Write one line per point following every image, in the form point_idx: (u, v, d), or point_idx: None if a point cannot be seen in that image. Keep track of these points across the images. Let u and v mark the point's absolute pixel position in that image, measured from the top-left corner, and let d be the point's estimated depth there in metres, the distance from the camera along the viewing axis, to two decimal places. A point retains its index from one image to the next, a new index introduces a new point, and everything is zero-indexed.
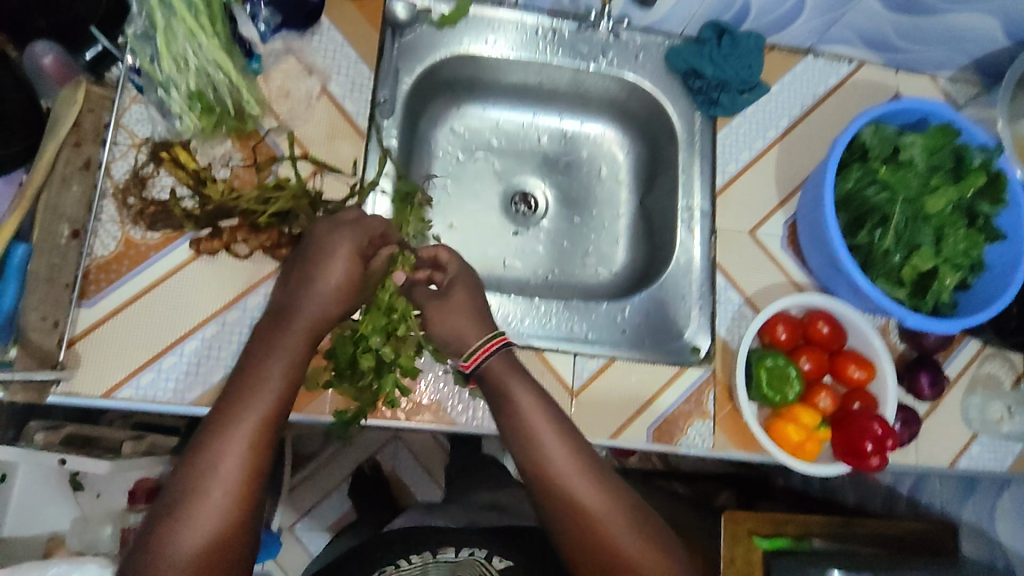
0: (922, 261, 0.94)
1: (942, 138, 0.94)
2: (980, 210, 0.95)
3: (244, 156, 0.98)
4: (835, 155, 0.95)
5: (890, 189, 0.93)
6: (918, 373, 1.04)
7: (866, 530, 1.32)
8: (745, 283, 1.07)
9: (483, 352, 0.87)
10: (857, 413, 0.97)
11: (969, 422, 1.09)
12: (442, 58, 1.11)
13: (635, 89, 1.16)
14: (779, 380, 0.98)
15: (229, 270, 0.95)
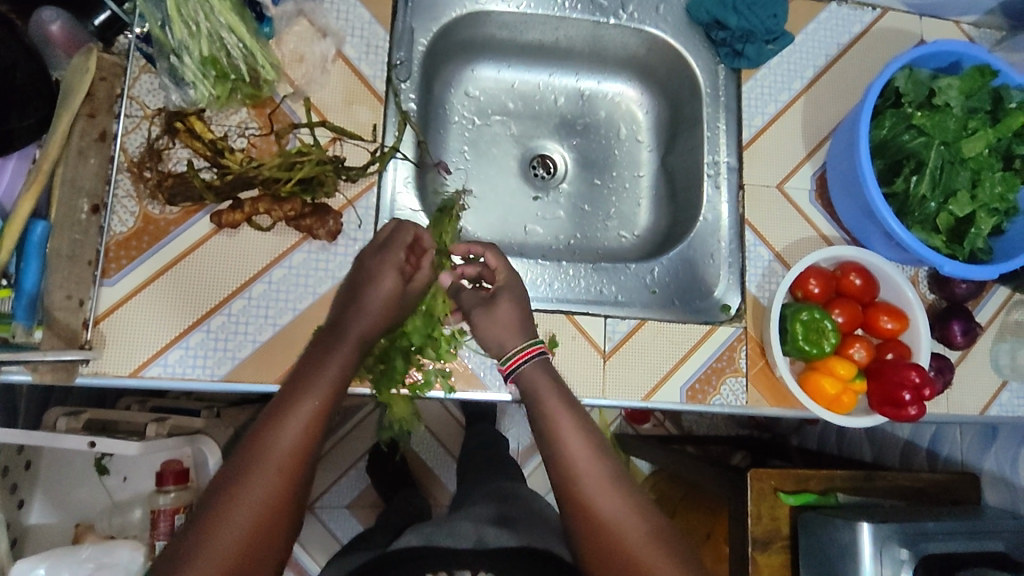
0: (959, 205, 0.93)
1: (978, 80, 0.94)
2: (1017, 152, 0.94)
3: (260, 125, 0.95)
4: (869, 100, 0.94)
5: (927, 134, 0.93)
6: (951, 321, 1.03)
7: (889, 482, 1.33)
8: (775, 239, 1.06)
9: (521, 357, 0.89)
10: (892, 363, 0.96)
11: (999, 369, 1.08)
12: (458, 16, 1.07)
13: (656, 43, 1.13)
14: (815, 334, 0.97)
15: (252, 243, 0.92)
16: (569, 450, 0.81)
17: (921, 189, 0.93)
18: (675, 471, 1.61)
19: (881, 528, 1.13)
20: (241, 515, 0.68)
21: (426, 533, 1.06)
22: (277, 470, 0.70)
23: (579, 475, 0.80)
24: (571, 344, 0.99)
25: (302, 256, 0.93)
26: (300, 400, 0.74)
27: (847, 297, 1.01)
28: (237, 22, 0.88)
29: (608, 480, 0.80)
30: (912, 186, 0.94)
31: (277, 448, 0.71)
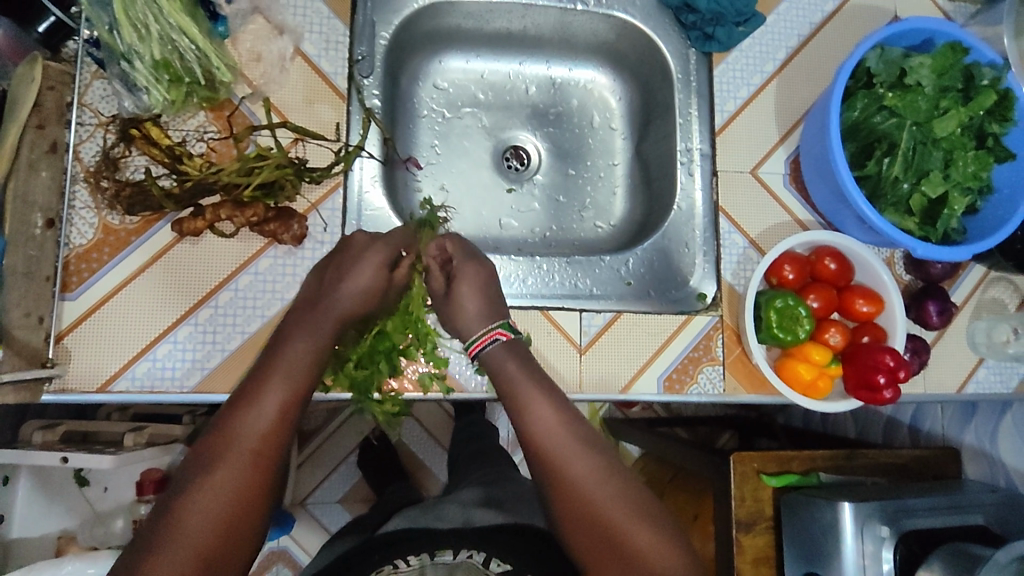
0: (932, 186, 0.92)
1: (950, 57, 0.92)
2: (989, 131, 0.93)
3: (220, 129, 0.93)
4: (840, 82, 0.92)
5: (899, 115, 0.92)
6: (927, 302, 1.03)
7: (870, 459, 1.34)
8: (749, 225, 1.05)
9: (483, 342, 0.85)
10: (867, 347, 0.96)
11: (975, 347, 1.08)
12: (420, 7, 1.04)
13: (626, 28, 1.10)
14: (790, 320, 0.96)
15: (216, 250, 0.90)
16: (542, 432, 0.79)
17: (893, 171, 0.92)
18: (662, 455, 1.62)
19: (862, 508, 1.14)
20: (205, 514, 0.66)
21: (412, 516, 1.07)
22: (243, 467, 0.68)
23: (554, 454, 0.78)
24: (546, 340, 0.98)
25: (269, 262, 0.91)
26: (263, 395, 0.72)
27: (822, 282, 1.01)
28: (187, 22, 0.85)
29: (587, 459, 0.78)
30: (885, 168, 0.93)
31: (241, 444, 0.69)
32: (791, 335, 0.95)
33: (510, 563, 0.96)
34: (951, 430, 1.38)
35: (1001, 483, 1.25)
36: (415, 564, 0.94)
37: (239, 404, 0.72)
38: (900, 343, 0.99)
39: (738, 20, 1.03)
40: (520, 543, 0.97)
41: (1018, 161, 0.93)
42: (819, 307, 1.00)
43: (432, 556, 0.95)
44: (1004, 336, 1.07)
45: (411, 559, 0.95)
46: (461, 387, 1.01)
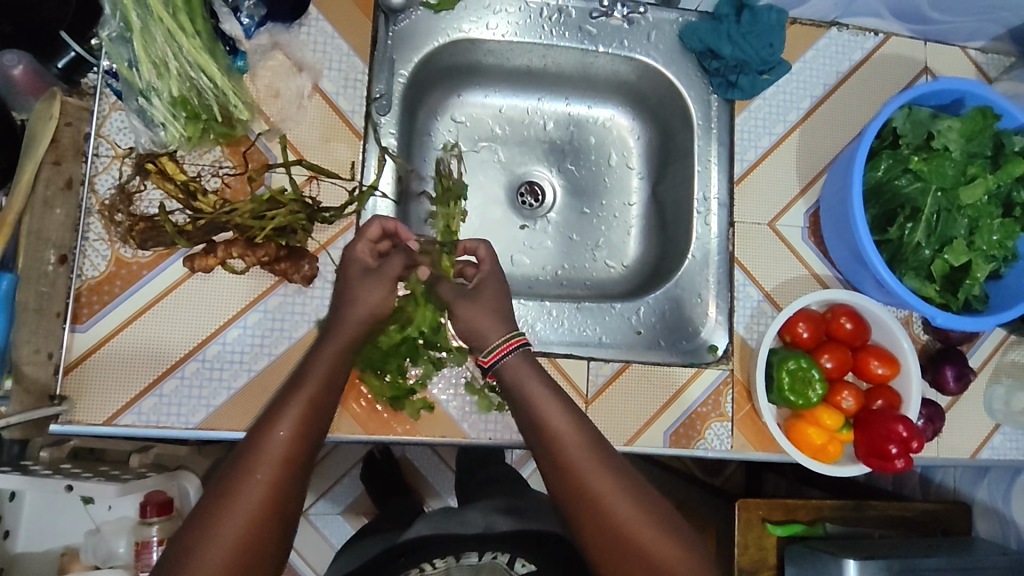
0: (956, 253, 0.90)
1: (980, 122, 0.89)
2: (1017, 199, 0.91)
3: (235, 164, 0.93)
4: (865, 142, 0.90)
5: (924, 179, 0.89)
6: (944, 365, 1.00)
7: (879, 512, 1.31)
8: (765, 279, 1.03)
9: (502, 351, 0.82)
10: (880, 413, 0.94)
11: (992, 413, 1.05)
12: (441, 45, 1.03)
13: (648, 71, 1.09)
14: (801, 383, 0.94)
15: (227, 287, 0.90)
16: (569, 441, 0.77)
17: (917, 235, 0.90)
18: (666, 488, 1.60)
19: (868, 565, 1.12)
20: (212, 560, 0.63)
21: (442, 523, 1.07)
22: (252, 507, 0.65)
23: (581, 467, 0.75)
24: None
25: (277, 300, 0.91)
26: (276, 423, 0.69)
27: (836, 342, 0.99)
28: (206, 61, 0.86)
29: (613, 472, 0.76)
30: (908, 231, 0.91)
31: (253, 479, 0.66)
32: (802, 397, 0.94)
33: (533, 564, 0.92)
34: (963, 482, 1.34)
35: (1012, 544, 1.22)
36: (441, 567, 0.92)
37: (255, 432, 0.69)
38: (914, 410, 0.96)
39: (763, 64, 1.01)
40: (541, 546, 0.96)
41: None
42: (832, 367, 0.98)
43: (456, 560, 0.93)
44: (1022, 405, 1.04)
45: (437, 562, 0.93)
46: (463, 434, 0.95)
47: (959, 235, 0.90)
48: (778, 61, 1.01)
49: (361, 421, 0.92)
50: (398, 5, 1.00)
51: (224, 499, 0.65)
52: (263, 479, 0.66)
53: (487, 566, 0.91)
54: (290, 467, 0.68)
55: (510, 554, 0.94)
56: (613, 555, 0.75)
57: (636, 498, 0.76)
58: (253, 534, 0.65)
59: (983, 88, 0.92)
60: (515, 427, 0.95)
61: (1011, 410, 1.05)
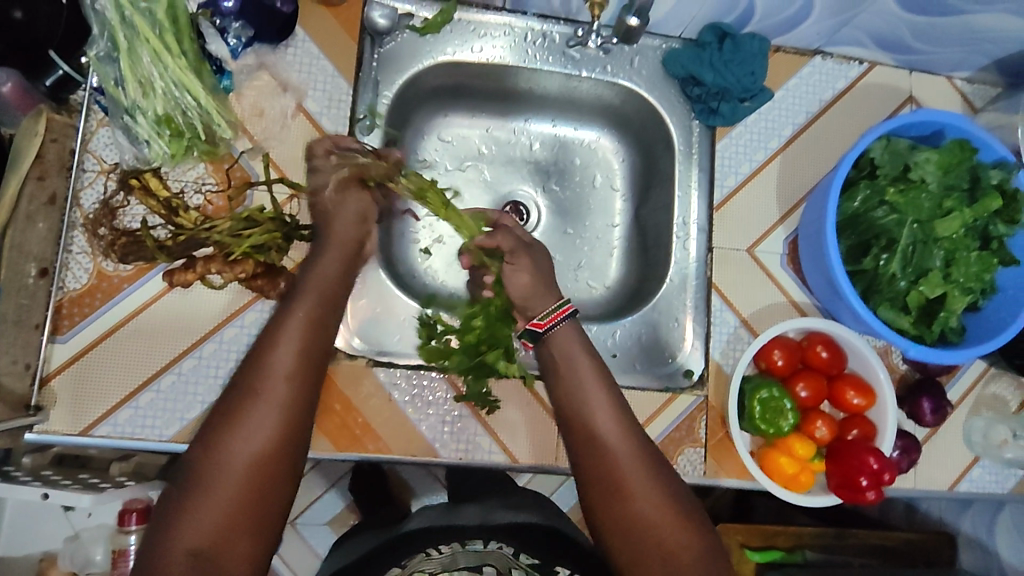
0: (932, 286, 0.89)
1: (958, 154, 0.89)
2: (995, 233, 0.90)
3: (218, 181, 0.94)
4: (841, 172, 0.90)
5: (900, 211, 0.89)
6: (921, 397, 1.00)
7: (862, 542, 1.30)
8: (742, 304, 1.03)
9: (555, 317, 0.88)
10: (853, 445, 0.94)
11: (971, 445, 1.04)
12: (425, 67, 1.05)
13: (631, 96, 1.10)
14: (773, 412, 0.94)
15: (205, 302, 0.92)
16: (594, 408, 0.82)
17: (892, 266, 0.89)
18: None
19: None
20: (225, 492, 0.67)
21: (434, 516, 1.05)
22: (255, 445, 0.69)
23: (602, 434, 0.80)
24: (524, 410, 0.98)
25: (254, 315, 0.92)
26: (269, 377, 0.72)
27: (810, 371, 0.99)
28: (189, 79, 0.88)
29: (629, 442, 0.80)
30: (884, 262, 0.90)
31: (259, 414, 0.70)
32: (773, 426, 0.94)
33: (537, 557, 0.91)
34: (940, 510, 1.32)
35: None
36: (446, 552, 0.89)
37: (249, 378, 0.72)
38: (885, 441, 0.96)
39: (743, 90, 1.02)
40: (541, 542, 0.95)
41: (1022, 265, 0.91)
42: (806, 396, 0.98)
43: (460, 546, 0.91)
44: (1000, 438, 1.03)
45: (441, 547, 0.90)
46: (434, 453, 0.95)
47: (935, 267, 0.90)
48: (760, 87, 1.02)
49: (332, 438, 0.93)
50: (384, 27, 1.00)
51: (231, 427, 0.69)
52: (267, 415, 0.70)
53: (492, 554, 0.89)
54: (293, 407, 0.71)
55: (514, 546, 0.92)
56: (624, 525, 0.76)
57: (647, 472, 0.78)
58: (262, 465, 0.69)
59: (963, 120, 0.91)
60: (487, 448, 0.96)
61: (988, 443, 1.04)
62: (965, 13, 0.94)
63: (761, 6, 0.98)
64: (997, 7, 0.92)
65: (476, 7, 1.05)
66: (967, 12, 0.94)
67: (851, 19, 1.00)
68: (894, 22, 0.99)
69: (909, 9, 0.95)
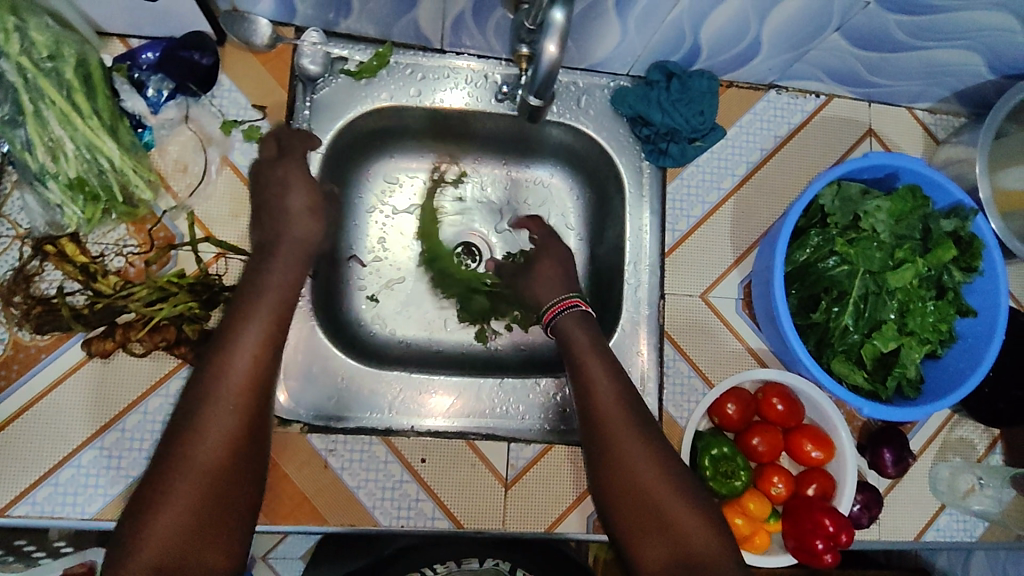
0: (887, 339, 0.86)
1: (910, 202, 0.87)
2: (950, 282, 0.87)
3: (139, 242, 0.90)
4: (789, 221, 0.86)
5: (851, 263, 0.86)
6: (883, 448, 0.95)
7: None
8: (696, 354, 0.99)
9: (559, 308, 0.92)
10: (810, 502, 0.90)
11: (937, 493, 0.99)
12: (361, 112, 1.00)
13: (579, 135, 1.05)
14: (726, 470, 0.90)
15: (127, 371, 0.88)
16: (599, 387, 0.82)
17: (844, 320, 0.86)
18: None
19: None
20: (175, 510, 0.65)
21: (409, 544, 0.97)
22: (207, 460, 0.67)
23: (604, 410, 0.80)
24: (469, 471, 0.94)
25: (180, 383, 0.89)
26: (232, 360, 0.70)
27: (764, 424, 0.95)
28: (101, 140, 0.84)
29: (630, 422, 0.79)
30: (837, 315, 0.87)
31: (210, 430, 0.67)
32: (727, 485, 0.90)
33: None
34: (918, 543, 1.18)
35: None
36: (442, 574, 0.91)
37: (209, 365, 0.70)
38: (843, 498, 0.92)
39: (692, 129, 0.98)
40: (535, 555, 0.97)
41: (980, 314, 0.87)
42: (762, 450, 0.94)
43: (456, 565, 0.92)
44: (966, 486, 0.98)
45: (437, 566, 0.92)
46: (373, 521, 0.91)
47: (889, 318, 0.87)
48: (712, 125, 0.98)
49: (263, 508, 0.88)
50: (316, 72, 0.96)
51: (191, 438, 0.67)
52: (219, 424, 0.68)
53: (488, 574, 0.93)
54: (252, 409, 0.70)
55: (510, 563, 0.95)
56: (629, 502, 0.75)
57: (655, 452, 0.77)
58: (217, 481, 0.67)
59: (919, 165, 0.87)
60: (429, 514, 0.92)
61: (954, 490, 0.99)
62: (918, 48, 0.90)
63: (706, 45, 0.94)
64: (953, 41, 0.88)
65: (413, 49, 1.01)
66: (920, 47, 0.90)
67: (803, 55, 0.96)
68: (846, 58, 0.95)
69: (859, 45, 0.91)
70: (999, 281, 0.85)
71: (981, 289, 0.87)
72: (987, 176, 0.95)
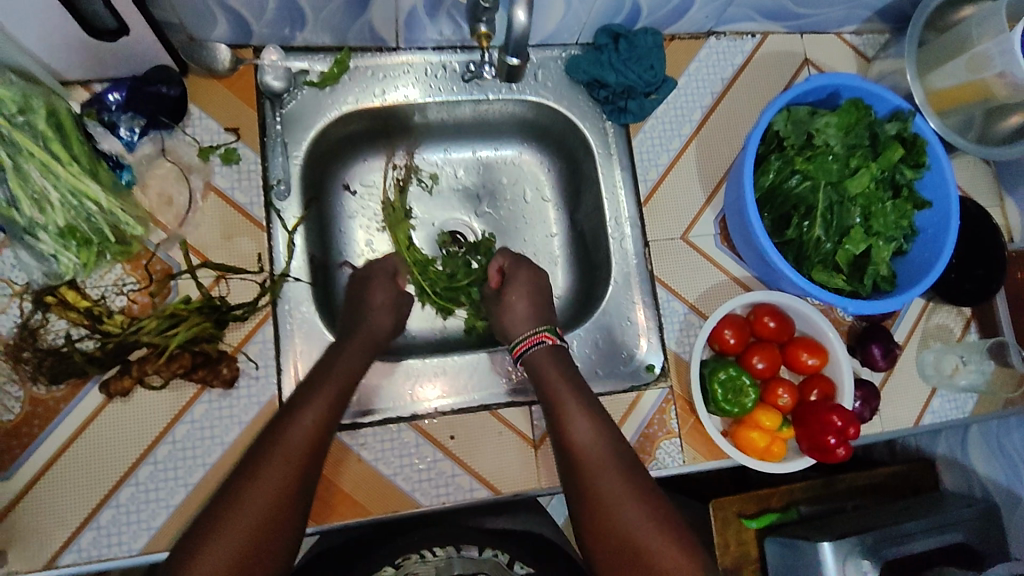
0: (858, 242, 0.92)
1: (855, 113, 0.93)
2: (903, 181, 0.94)
3: (138, 279, 0.92)
4: (750, 151, 0.92)
5: (812, 178, 0.92)
6: (872, 345, 1.03)
7: (850, 481, 1.18)
8: (687, 291, 1.05)
9: (527, 344, 0.96)
10: (815, 405, 0.97)
11: (926, 377, 1.07)
12: (331, 120, 1.03)
13: (541, 109, 1.10)
14: (734, 391, 0.97)
15: (148, 406, 0.89)
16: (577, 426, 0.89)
17: (816, 230, 0.92)
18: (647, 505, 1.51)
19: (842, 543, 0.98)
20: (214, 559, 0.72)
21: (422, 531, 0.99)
22: (254, 516, 0.74)
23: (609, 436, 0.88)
24: (497, 439, 0.98)
25: (203, 408, 0.91)
26: (300, 418, 0.82)
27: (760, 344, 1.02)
28: (85, 184, 0.85)
29: (625, 459, 0.87)
30: (808, 228, 0.93)
31: (264, 487, 0.76)
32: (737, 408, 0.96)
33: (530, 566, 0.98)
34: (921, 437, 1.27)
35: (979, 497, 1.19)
36: (440, 556, 0.97)
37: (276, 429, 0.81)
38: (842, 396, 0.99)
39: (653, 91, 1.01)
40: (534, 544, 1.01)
41: (936, 204, 0.94)
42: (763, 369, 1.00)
43: (456, 551, 0.97)
44: (951, 367, 1.06)
45: (438, 547, 0.98)
46: (414, 503, 0.94)
47: (855, 223, 0.93)
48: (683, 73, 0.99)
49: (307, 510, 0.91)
50: (280, 88, 0.98)
51: (240, 495, 0.76)
52: (276, 486, 0.77)
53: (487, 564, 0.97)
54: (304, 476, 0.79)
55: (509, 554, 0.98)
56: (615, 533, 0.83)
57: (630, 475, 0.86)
58: (266, 525, 0.75)
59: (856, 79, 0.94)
60: (467, 486, 0.96)
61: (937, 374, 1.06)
62: None
63: (646, 3, 1.00)
64: None
65: (369, 51, 1.04)
66: None
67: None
68: None
69: None
70: (946, 172, 0.92)
71: (931, 182, 0.95)
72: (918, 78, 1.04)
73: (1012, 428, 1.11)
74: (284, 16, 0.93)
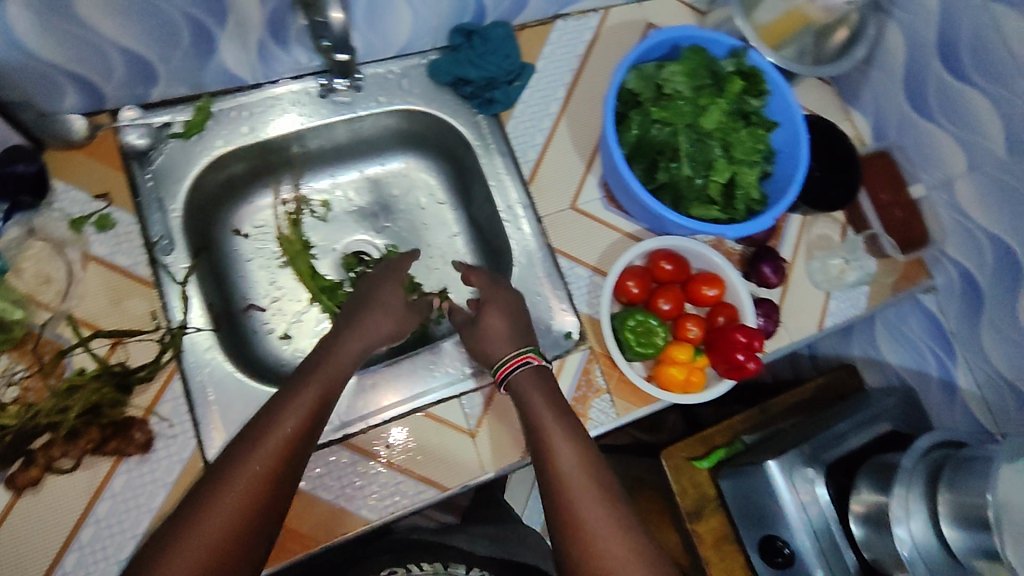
0: (725, 173, 0.86)
1: (694, 57, 0.86)
2: (749, 109, 0.87)
3: (28, 363, 0.73)
4: (609, 111, 0.84)
5: (670, 121, 0.85)
6: (759, 265, 0.87)
7: (784, 402, 0.87)
8: (587, 254, 0.94)
9: (512, 364, 0.70)
10: (728, 325, 0.87)
11: (816, 281, 0.87)
12: (199, 174, 0.86)
13: (412, 116, 0.97)
14: (645, 334, 0.87)
15: (60, 493, 0.68)
16: (571, 478, 0.62)
17: (682, 169, 0.85)
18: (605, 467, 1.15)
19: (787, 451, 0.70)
20: None
21: None
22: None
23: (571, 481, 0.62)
24: (452, 446, 0.74)
25: (123, 479, 0.70)
26: (278, 416, 0.58)
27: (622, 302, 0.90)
28: None
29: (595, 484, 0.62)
30: (675, 167, 0.86)
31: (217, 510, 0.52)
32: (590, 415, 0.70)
33: None
34: (831, 343, 1.03)
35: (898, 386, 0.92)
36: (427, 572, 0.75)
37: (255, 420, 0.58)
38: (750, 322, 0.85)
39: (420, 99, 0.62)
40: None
41: (781, 124, 0.87)
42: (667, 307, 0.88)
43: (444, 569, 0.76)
44: (839, 266, 0.87)
45: (423, 562, 0.76)
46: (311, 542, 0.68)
47: (721, 155, 0.86)
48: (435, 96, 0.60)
49: None
50: (144, 144, 0.82)
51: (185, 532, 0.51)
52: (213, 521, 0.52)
53: None
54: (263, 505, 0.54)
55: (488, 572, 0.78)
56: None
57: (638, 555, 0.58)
58: None
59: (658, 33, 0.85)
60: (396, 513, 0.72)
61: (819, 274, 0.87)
62: None
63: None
64: None
65: (228, 91, 0.87)
66: None
67: None
68: None
69: None
70: (787, 94, 0.84)
71: (779, 108, 0.86)
72: (745, 22, 0.87)
73: (907, 313, 0.90)
74: (137, 72, 0.77)
